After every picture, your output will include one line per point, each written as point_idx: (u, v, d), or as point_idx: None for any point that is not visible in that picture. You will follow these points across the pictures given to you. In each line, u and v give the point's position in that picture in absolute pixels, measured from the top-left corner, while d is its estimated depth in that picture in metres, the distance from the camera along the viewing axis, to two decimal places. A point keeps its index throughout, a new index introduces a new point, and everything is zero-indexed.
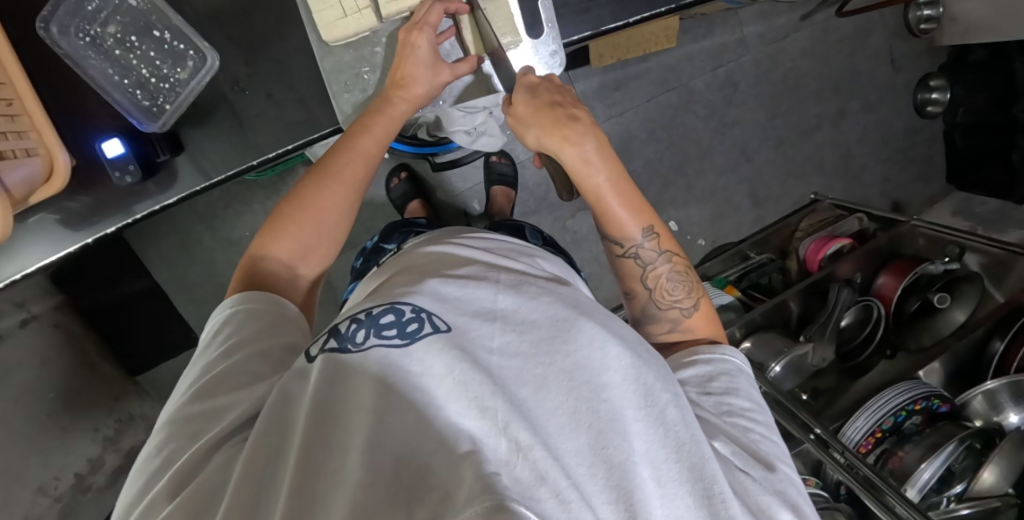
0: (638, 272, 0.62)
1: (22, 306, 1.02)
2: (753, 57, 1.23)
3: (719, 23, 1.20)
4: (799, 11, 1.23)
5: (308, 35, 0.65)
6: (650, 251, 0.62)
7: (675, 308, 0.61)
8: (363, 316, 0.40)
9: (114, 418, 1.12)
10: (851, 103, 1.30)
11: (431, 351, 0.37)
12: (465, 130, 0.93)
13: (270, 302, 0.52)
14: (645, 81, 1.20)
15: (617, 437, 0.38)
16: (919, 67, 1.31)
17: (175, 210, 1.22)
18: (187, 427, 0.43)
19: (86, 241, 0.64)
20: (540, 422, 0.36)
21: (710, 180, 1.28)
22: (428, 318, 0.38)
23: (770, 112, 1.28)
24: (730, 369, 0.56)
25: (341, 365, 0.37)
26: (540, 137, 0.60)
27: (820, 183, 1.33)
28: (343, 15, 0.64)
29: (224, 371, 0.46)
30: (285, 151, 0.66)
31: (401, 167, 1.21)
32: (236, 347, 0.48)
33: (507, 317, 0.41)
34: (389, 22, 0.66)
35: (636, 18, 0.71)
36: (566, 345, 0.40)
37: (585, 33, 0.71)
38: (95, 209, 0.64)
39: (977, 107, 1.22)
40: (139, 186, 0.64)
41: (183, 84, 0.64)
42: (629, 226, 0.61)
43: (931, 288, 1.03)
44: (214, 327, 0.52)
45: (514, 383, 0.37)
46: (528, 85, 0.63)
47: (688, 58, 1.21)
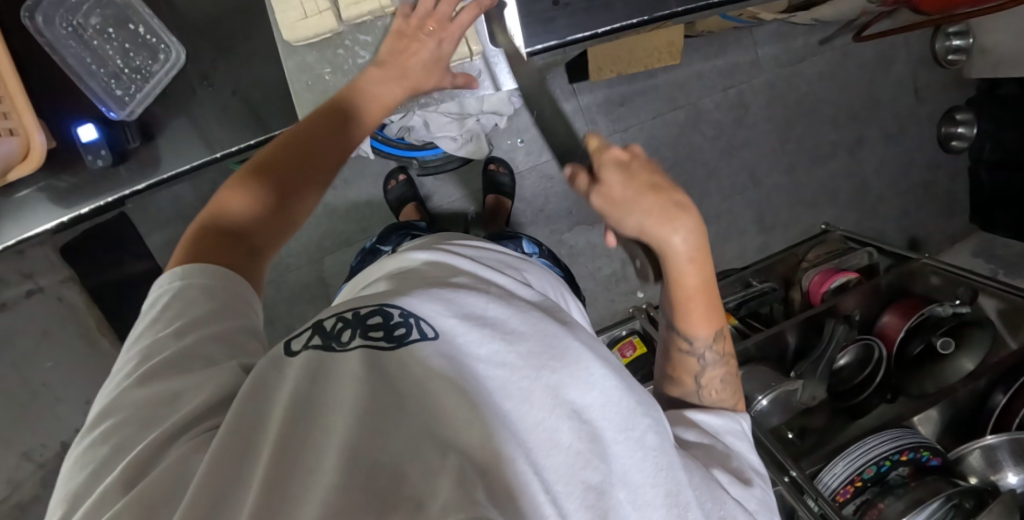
0: (693, 368, 0.57)
1: (29, 277, 1.10)
2: (766, 79, 1.19)
3: (732, 42, 1.17)
4: (817, 35, 1.18)
5: (274, 36, 0.67)
6: (711, 353, 0.56)
7: (717, 405, 0.57)
8: (351, 315, 0.37)
9: None
10: (870, 131, 1.25)
11: (415, 362, 0.35)
12: (451, 137, 0.96)
13: (223, 276, 0.46)
14: (651, 97, 1.17)
15: (598, 457, 0.34)
16: (947, 98, 1.25)
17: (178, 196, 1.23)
18: (137, 413, 0.38)
19: (63, 220, 0.67)
20: (519, 435, 0.33)
21: (714, 203, 1.24)
22: (416, 324, 0.36)
23: (782, 136, 1.23)
24: (737, 429, 0.52)
25: (325, 363, 0.35)
26: (638, 224, 0.46)
27: (833, 212, 1.27)
28: (304, 17, 0.65)
29: (179, 354, 0.40)
30: (251, 144, 0.68)
31: (399, 169, 1.22)
32: (186, 329, 0.42)
33: (496, 328, 0.37)
34: (351, 25, 0.68)
35: (603, 28, 0.69)
36: (555, 360, 0.37)
37: (550, 43, 0.69)
38: (73, 190, 0.67)
39: (1006, 143, 1.14)
40: (111, 172, 0.67)
41: (152, 76, 0.67)
42: (702, 330, 0.54)
43: (937, 331, 0.98)
44: (161, 295, 0.46)
45: (500, 396, 0.34)
46: (616, 159, 0.47)
47: (698, 76, 1.17)
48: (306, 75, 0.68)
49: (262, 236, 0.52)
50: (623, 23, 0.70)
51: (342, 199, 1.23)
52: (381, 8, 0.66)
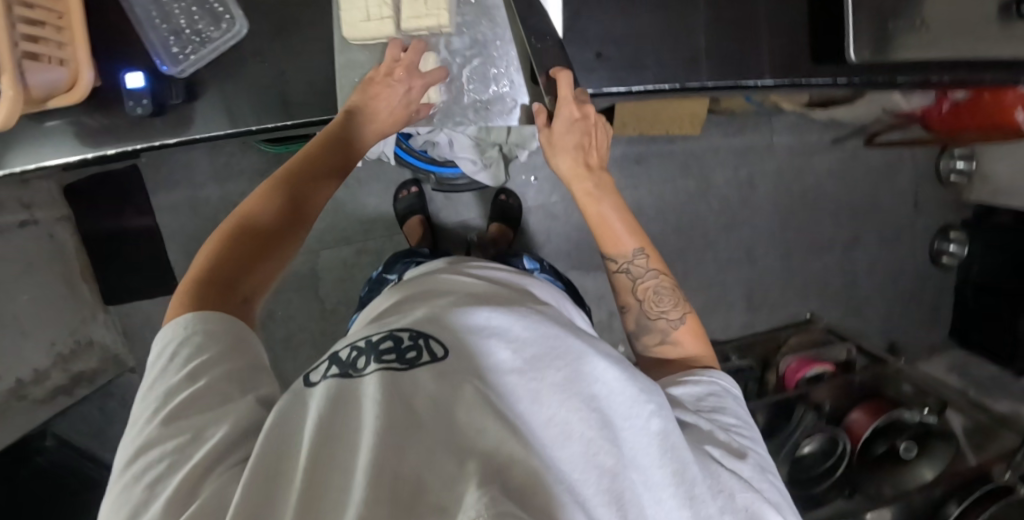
0: (628, 285, 0.64)
1: (28, 208, 1.12)
2: (777, 165, 1.24)
3: (752, 125, 1.22)
4: (831, 134, 1.23)
5: (334, 33, 0.70)
6: (641, 267, 0.64)
7: (661, 318, 0.62)
8: (364, 342, 0.40)
9: (73, 338, 1.17)
10: (867, 234, 1.28)
11: (428, 375, 0.37)
12: (470, 159, 0.98)
13: (231, 320, 0.46)
14: (665, 161, 1.22)
15: (608, 441, 0.37)
16: (943, 216, 1.28)
17: (194, 160, 1.24)
18: (165, 453, 0.39)
19: (87, 156, 0.69)
20: (532, 429, 0.36)
21: (707, 273, 1.27)
22: (427, 345, 0.39)
23: (783, 221, 1.27)
24: (717, 389, 0.56)
25: (345, 389, 0.36)
26: (561, 168, 0.67)
27: (820, 304, 1.30)
28: (366, 19, 0.68)
29: (197, 397, 0.41)
30: (286, 125, 0.70)
31: (413, 181, 1.24)
32: (200, 371, 0.43)
33: (502, 336, 0.40)
34: (409, 37, 0.71)
35: (638, 87, 0.70)
36: (558, 361, 0.39)
37: (585, 89, 0.69)
38: (104, 130, 0.69)
39: (995, 268, 1.18)
40: (146, 121, 0.69)
41: (210, 42, 0.69)
42: (628, 244, 0.64)
43: (900, 435, 1.00)
44: (166, 338, 0.45)
45: (511, 394, 0.37)
46: (567, 114, 0.65)
47: (712, 150, 1.22)
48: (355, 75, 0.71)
49: (253, 287, 0.51)
50: (656, 85, 0.69)
51: (351, 198, 1.25)
52: (439, 26, 0.69)
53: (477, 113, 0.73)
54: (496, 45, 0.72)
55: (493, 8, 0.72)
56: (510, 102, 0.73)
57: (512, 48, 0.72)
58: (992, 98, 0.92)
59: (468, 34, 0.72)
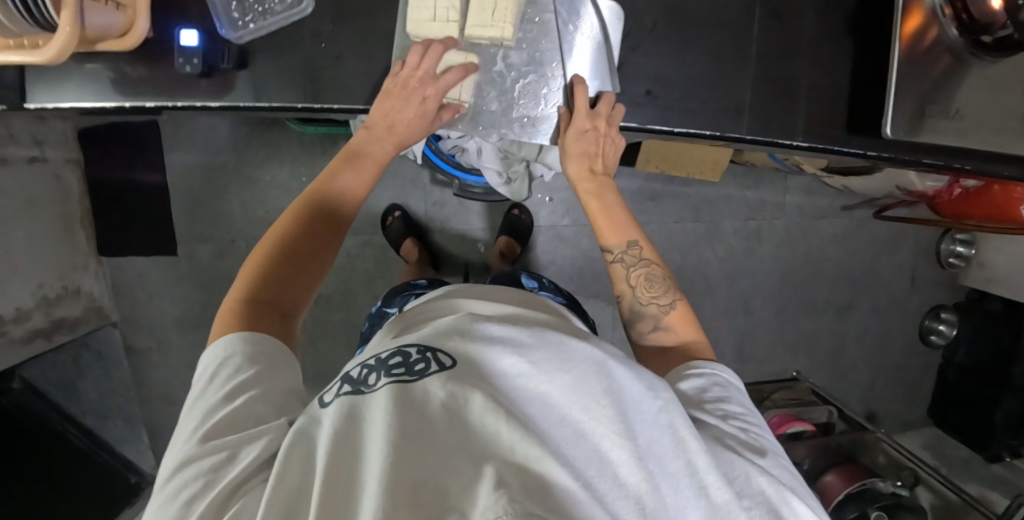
0: (622, 274, 0.67)
1: (37, 143, 1.09)
2: (788, 222, 1.26)
3: (768, 180, 1.24)
4: (842, 200, 1.24)
5: (396, 27, 0.69)
6: (633, 258, 0.67)
7: (654, 304, 0.65)
8: (374, 362, 0.42)
9: (61, 284, 1.15)
10: (862, 302, 1.30)
11: (436, 386, 0.38)
12: (495, 171, 0.99)
13: (268, 342, 0.52)
14: (679, 202, 1.24)
15: (621, 433, 0.38)
16: (937, 295, 1.30)
17: (214, 126, 1.23)
18: (200, 470, 0.43)
19: (123, 105, 0.70)
20: (544, 430, 0.37)
21: (703, 317, 1.28)
22: (434, 357, 0.41)
23: (784, 278, 1.29)
24: (720, 380, 0.57)
25: (356, 406, 0.39)
26: (571, 173, 0.71)
27: (806, 364, 1.32)
28: (431, 19, 0.67)
29: (234, 418, 0.46)
30: (331, 108, 0.70)
31: (395, 207, 1.23)
32: (236, 392, 0.48)
33: (512, 344, 0.42)
34: (469, 44, 0.69)
35: (680, 128, 0.71)
36: (567, 364, 0.41)
37: (631, 123, 0.70)
38: (146, 82, 0.69)
39: (979, 354, 1.20)
40: (191, 80, 0.70)
41: (271, 14, 0.69)
42: (623, 232, 0.68)
43: (872, 503, 1.00)
44: (210, 364, 0.51)
45: (523, 401, 0.39)
46: (580, 126, 0.68)
47: (726, 198, 1.24)
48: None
49: (288, 306, 0.58)
50: (695, 130, 0.71)
51: None
52: (502, 38, 0.68)
53: (521, 128, 0.72)
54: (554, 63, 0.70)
55: (561, 25, 0.69)
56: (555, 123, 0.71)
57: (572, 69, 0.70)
58: (1002, 191, 0.97)
59: (529, 50, 0.70)
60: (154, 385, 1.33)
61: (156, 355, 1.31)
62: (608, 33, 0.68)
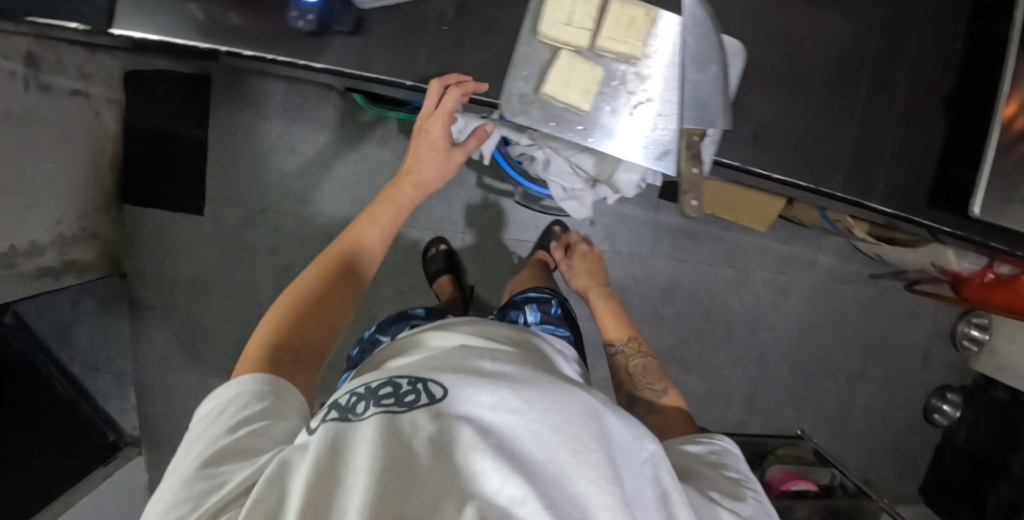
0: (622, 362, 0.84)
1: (82, 78, 1.07)
2: (814, 282, 1.28)
3: (803, 238, 1.26)
4: (868, 268, 1.28)
5: (524, 24, 0.64)
6: (629, 349, 0.85)
7: (648, 389, 0.78)
8: (363, 389, 0.45)
9: (78, 224, 1.12)
10: (872, 371, 1.32)
11: (425, 419, 0.41)
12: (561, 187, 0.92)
13: (279, 386, 0.54)
14: (716, 246, 1.25)
15: (607, 477, 0.41)
16: (946, 377, 1.34)
17: (265, 92, 1.20)
18: (194, 497, 0.44)
19: (217, 49, 0.62)
20: (534, 469, 0.40)
21: (720, 364, 1.29)
22: (425, 390, 0.44)
23: (803, 337, 1.30)
24: (719, 448, 0.61)
25: (344, 433, 0.42)
26: (579, 282, 1.03)
27: (812, 424, 1.33)
28: (567, 21, 0.64)
29: (234, 448, 0.47)
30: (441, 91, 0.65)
31: (441, 239, 1.19)
32: (240, 424, 0.49)
33: (503, 379, 0.45)
34: (594, 54, 0.66)
35: (779, 175, 0.69)
36: (561, 404, 0.44)
37: (734, 161, 0.69)
38: (245, 28, 0.62)
39: (980, 439, 1.24)
40: (298, 37, 0.62)
41: None
42: (616, 327, 0.90)
43: None
44: (222, 402, 0.52)
45: (513, 437, 0.42)
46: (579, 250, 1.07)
47: (761, 250, 1.26)
48: (530, 71, 0.66)
49: (302, 349, 0.61)
50: (792, 178, 0.69)
51: None
52: (631, 55, 0.65)
53: (629, 146, 0.67)
54: (674, 87, 0.67)
55: (687, 50, 0.65)
56: (670, 147, 0.67)
57: (693, 95, 0.65)
58: None
59: (651, 72, 0.67)
60: (151, 344, 1.29)
61: (160, 314, 1.27)
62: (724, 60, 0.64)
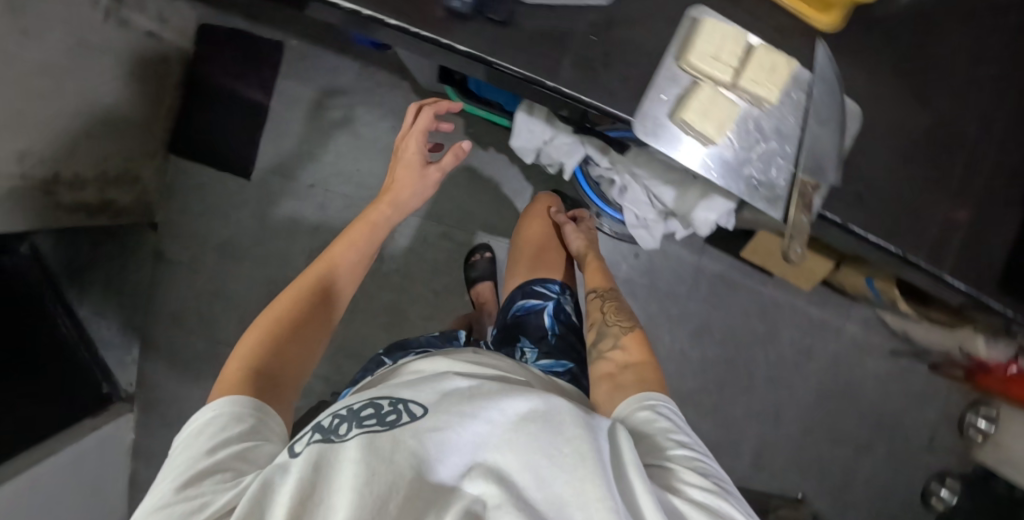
0: (597, 304, 0.83)
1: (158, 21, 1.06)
2: (839, 349, 1.30)
3: (835, 304, 1.28)
4: (892, 344, 1.30)
5: (669, 50, 0.65)
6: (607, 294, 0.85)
7: (615, 325, 0.76)
8: (347, 417, 0.52)
9: (123, 164, 1.10)
10: (880, 446, 1.32)
11: (402, 432, 0.48)
12: (632, 214, 0.92)
13: (254, 406, 0.57)
14: (751, 297, 1.26)
15: (562, 456, 0.45)
16: (939, 460, 1.32)
17: (336, 69, 1.20)
18: (180, 512, 0.47)
19: (360, 12, 0.62)
20: (498, 467, 0.45)
21: (735, 414, 1.29)
22: (404, 412, 0.51)
23: (819, 401, 1.31)
24: (663, 409, 0.59)
25: (329, 449, 0.48)
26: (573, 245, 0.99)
27: (814, 490, 1.32)
28: (715, 56, 0.63)
29: (212, 468, 0.50)
30: (575, 97, 0.63)
31: (484, 246, 1.18)
32: (219, 446, 0.52)
33: (471, 395, 0.52)
34: (731, 90, 0.65)
35: (873, 238, 0.70)
36: (519, 405, 0.50)
37: (835, 217, 0.69)
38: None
39: None
40: (443, 17, 0.62)
41: None
42: (600, 276, 0.89)
43: None
44: (196, 425, 0.55)
45: (475, 442, 0.47)
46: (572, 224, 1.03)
47: (793, 308, 1.28)
48: (666, 94, 0.65)
49: (281, 372, 0.63)
50: (885, 242, 0.70)
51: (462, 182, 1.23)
52: (765, 99, 0.65)
53: (730, 177, 0.66)
54: (793, 136, 0.66)
55: (816, 105, 0.65)
56: (782, 195, 0.66)
57: (814, 150, 0.64)
58: None
59: (778, 116, 0.66)
60: (167, 300, 1.26)
61: (183, 270, 1.24)
62: (842, 116, 0.65)
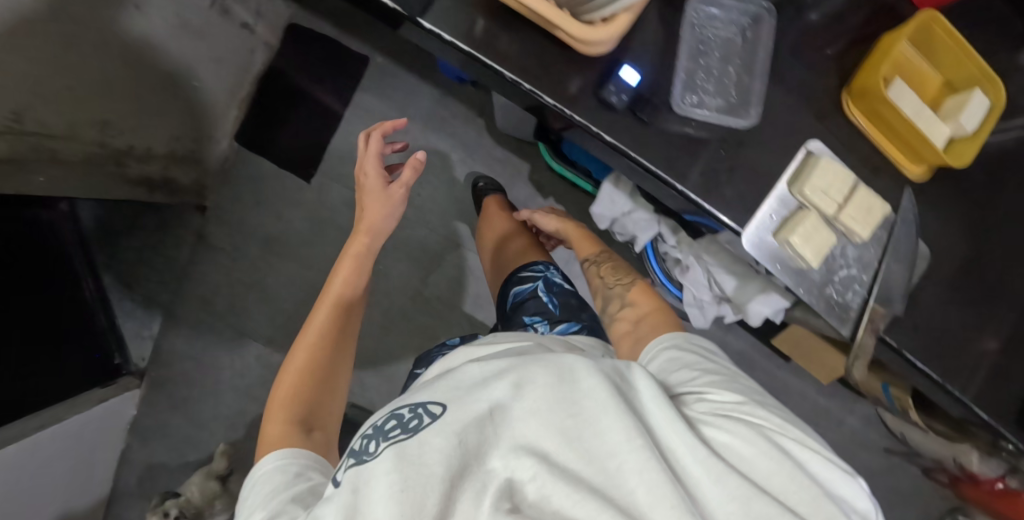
0: (596, 272, 0.87)
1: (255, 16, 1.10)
2: (839, 440, 1.35)
3: (840, 397, 1.34)
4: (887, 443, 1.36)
5: (783, 175, 0.72)
6: (598, 260, 0.89)
7: (618, 288, 0.81)
8: (371, 431, 0.49)
9: (191, 144, 1.12)
10: None
11: (429, 432, 0.44)
12: (688, 294, 0.97)
13: (299, 455, 0.60)
14: (764, 377, 1.32)
15: (606, 434, 0.44)
16: None
17: (413, 91, 1.23)
18: None
19: (522, 83, 0.69)
20: (543, 451, 0.44)
21: None
22: (424, 413, 0.47)
23: None
24: (681, 343, 0.64)
25: (362, 471, 0.44)
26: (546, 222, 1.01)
27: None
28: (824, 189, 0.70)
29: (268, 514, 0.52)
30: (689, 197, 0.71)
31: None
32: (275, 495, 0.54)
33: (488, 374, 0.49)
34: (832, 221, 0.71)
35: (921, 365, 0.76)
36: (540, 373, 0.48)
37: (893, 341, 0.75)
38: (551, 76, 0.69)
39: None
40: (587, 99, 0.70)
41: (708, 107, 0.72)
42: (585, 245, 0.94)
43: None
44: (257, 481, 0.59)
45: (511, 423, 0.45)
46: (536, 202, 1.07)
47: (801, 394, 1.33)
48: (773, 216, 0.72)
49: (310, 418, 0.66)
50: (932, 371, 0.76)
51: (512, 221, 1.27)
52: (859, 233, 0.71)
53: (809, 291, 0.73)
54: (869, 267, 0.74)
55: (896, 244, 0.72)
56: (852, 316, 0.73)
57: (887, 282, 0.72)
58: None
59: (862, 249, 0.73)
60: (200, 283, 1.26)
61: (223, 257, 1.25)
62: (914, 254, 0.73)
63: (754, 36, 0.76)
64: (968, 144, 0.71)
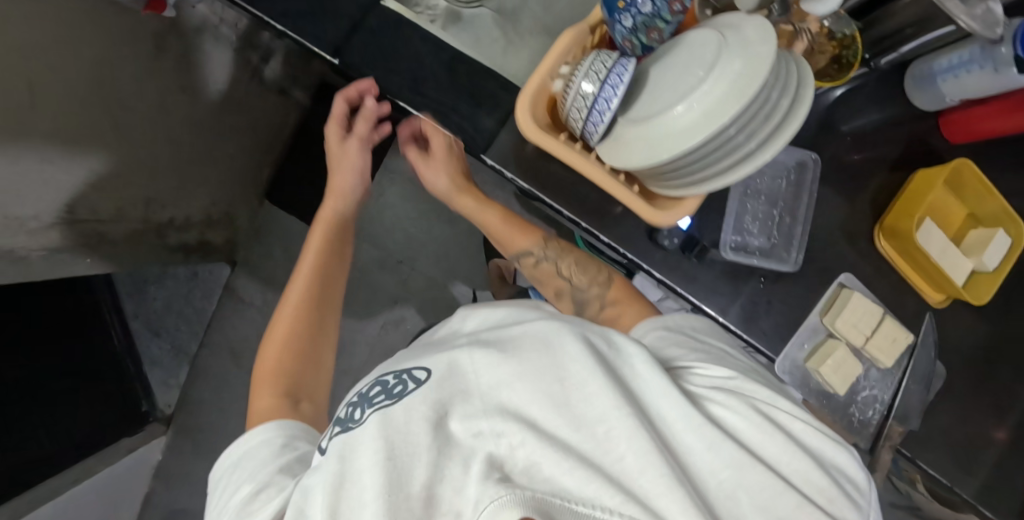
0: (551, 271, 0.76)
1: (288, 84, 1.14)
2: None
3: None
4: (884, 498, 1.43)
5: (814, 307, 0.76)
6: (548, 252, 0.77)
7: (594, 287, 0.74)
8: (363, 403, 0.54)
9: (226, 208, 1.15)
10: None
11: (414, 401, 0.50)
12: None
13: (285, 427, 0.64)
14: None
15: (585, 397, 0.48)
16: None
17: None
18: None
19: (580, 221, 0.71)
20: (525, 415, 0.48)
21: None
22: (410, 383, 0.53)
23: None
24: (673, 324, 0.65)
25: (350, 438, 0.49)
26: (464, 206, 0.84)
27: None
28: (857, 326, 0.74)
29: (260, 485, 0.56)
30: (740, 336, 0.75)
31: None
32: (264, 468, 0.58)
33: (473, 350, 0.54)
34: (863, 352, 0.77)
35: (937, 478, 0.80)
36: (521, 351, 0.52)
37: (910, 453, 0.80)
38: (597, 209, 0.71)
39: None
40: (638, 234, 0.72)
41: (758, 254, 0.75)
42: (518, 239, 0.79)
43: None
44: (244, 450, 0.62)
45: (495, 393, 0.50)
46: (440, 149, 0.81)
47: None
48: (804, 342, 0.76)
49: (297, 384, 0.71)
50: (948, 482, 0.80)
51: None
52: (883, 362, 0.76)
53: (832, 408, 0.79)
54: (889, 382, 0.80)
55: (915, 370, 0.77)
56: (873, 430, 0.80)
57: (906, 404, 0.77)
58: None
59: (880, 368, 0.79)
60: (229, 334, 1.31)
61: (252, 310, 1.31)
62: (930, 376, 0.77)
63: (799, 180, 0.77)
64: (988, 281, 0.76)
